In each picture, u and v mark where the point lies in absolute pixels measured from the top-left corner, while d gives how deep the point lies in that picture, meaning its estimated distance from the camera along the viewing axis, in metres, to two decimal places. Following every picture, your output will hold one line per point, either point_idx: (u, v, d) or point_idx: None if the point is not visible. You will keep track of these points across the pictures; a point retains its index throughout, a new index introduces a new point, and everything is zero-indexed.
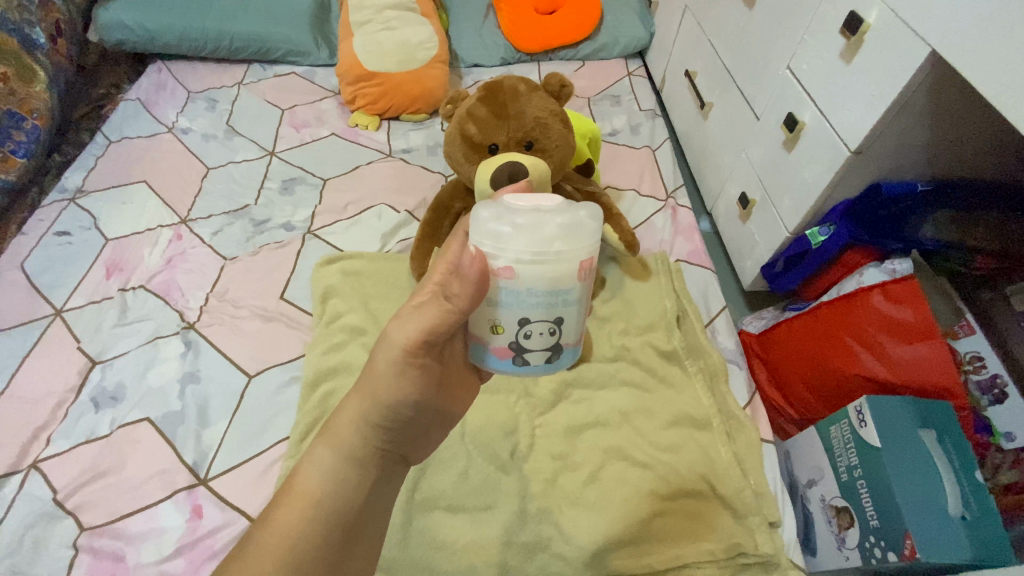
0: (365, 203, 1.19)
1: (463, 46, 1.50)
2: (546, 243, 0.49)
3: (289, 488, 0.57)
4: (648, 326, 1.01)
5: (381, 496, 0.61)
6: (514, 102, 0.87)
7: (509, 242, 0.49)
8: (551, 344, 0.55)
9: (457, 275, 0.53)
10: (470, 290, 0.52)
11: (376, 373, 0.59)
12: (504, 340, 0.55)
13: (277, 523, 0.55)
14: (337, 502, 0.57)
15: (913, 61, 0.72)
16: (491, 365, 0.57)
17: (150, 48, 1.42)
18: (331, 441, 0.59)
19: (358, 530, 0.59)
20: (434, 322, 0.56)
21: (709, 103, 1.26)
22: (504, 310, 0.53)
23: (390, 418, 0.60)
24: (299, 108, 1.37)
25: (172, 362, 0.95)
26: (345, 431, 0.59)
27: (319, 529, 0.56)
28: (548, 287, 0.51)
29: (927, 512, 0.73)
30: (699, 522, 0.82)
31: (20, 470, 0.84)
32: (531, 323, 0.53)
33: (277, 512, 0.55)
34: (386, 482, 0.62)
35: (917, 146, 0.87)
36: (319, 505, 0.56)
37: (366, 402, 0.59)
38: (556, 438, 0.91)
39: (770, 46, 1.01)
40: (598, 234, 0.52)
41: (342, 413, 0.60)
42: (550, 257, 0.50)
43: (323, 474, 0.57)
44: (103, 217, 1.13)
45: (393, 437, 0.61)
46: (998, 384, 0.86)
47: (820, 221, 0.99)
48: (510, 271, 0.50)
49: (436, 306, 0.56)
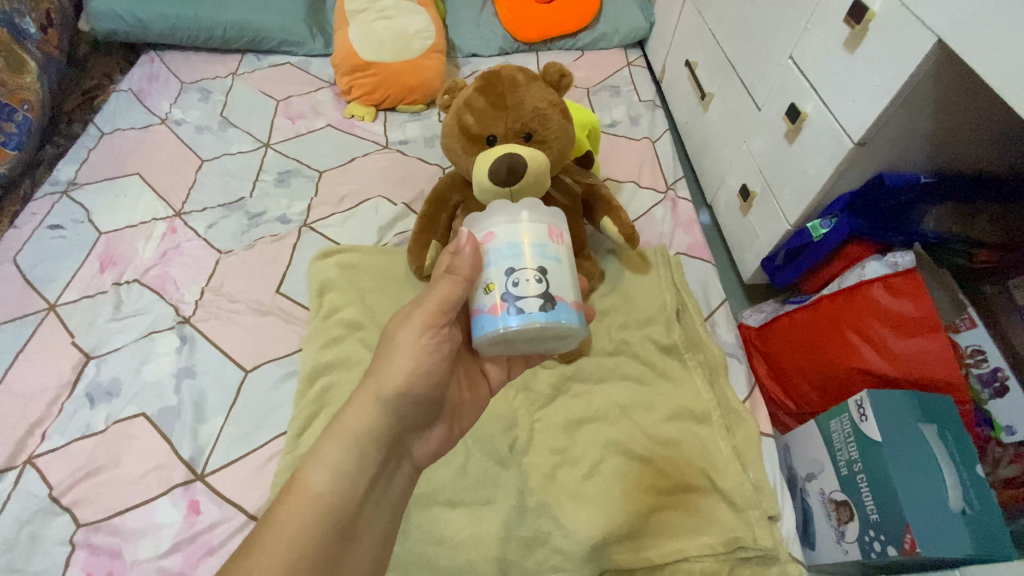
0: (361, 196, 1.17)
1: (460, 36, 1.48)
2: (515, 206, 0.58)
3: (293, 487, 0.55)
4: (648, 320, 1.00)
5: (385, 494, 0.60)
6: (513, 92, 0.86)
7: (486, 218, 0.60)
8: (541, 291, 0.55)
9: (454, 255, 0.59)
10: (471, 260, 0.58)
11: (387, 357, 0.60)
12: (494, 292, 0.56)
13: (281, 521, 0.53)
14: (341, 497, 0.56)
15: (920, 50, 0.71)
16: (488, 331, 0.56)
17: (141, 38, 1.39)
18: (337, 437, 0.58)
19: (359, 524, 0.57)
20: (445, 297, 0.58)
21: (710, 93, 1.24)
22: (491, 267, 0.57)
23: (398, 405, 0.60)
24: (294, 99, 1.35)
25: (167, 357, 0.94)
26: (352, 425, 0.58)
27: (322, 526, 0.54)
28: (525, 240, 0.57)
29: (928, 507, 0.73)
30: (698, 516, 0.82)
31: (15, 466, 0.83)
32: (516, 272, 0.56)
33: (280, 510, 0.54)
34: (388, 474, 0.61)
35: (922, 137, 0.85)
36: (324, 502, 0.55)
37: (375, 391, 0.59)
38: (555, 433, 0.90)
39: (773, 35, 0.99)
40: (563, 219, 0.62)
41: (350, 409, 0.59)
42: (520, 216, 0.58)
43: (328, 471, 0.56)
44: (96, 211, 1.11)
45: (398, 431, 0.61)
46: (999, 377, 0.85)
47: (822, 213, 0.98)
48: (490, 236, 0.58)
49: (444, 281, 0.59)
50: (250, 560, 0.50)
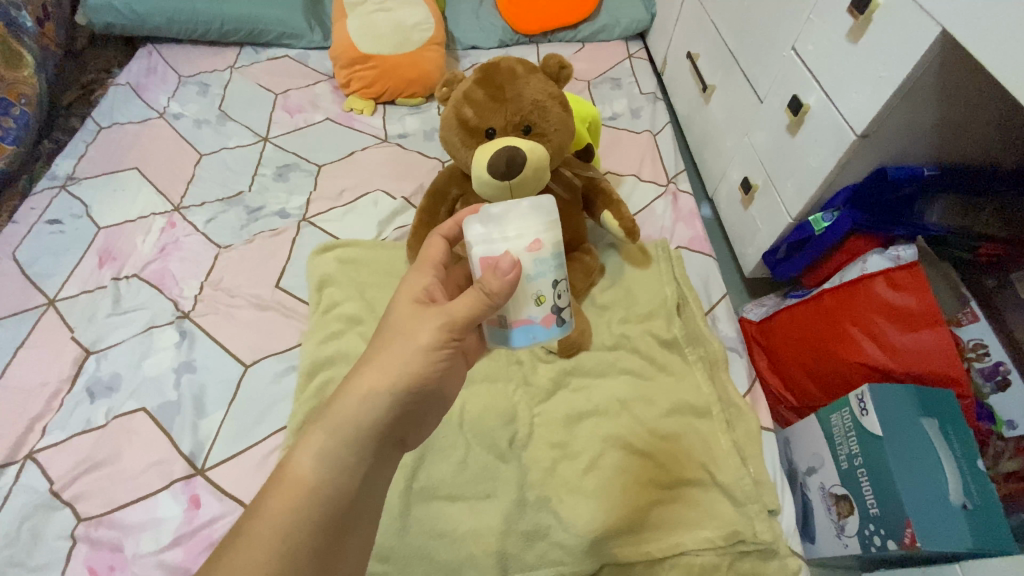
0: (361, 189, 1.17)
1: (460, 29, 1.47)
2: (551, 211, 0.59)
3: (283, 477, 0.55)
4: (648, 314, 1.00)
5: (378, 485, 0.60)
6: (512, 84, 0.85)
7: (525, 224, 0.58)
8: (569, 297, 0.63)
9: (489, 271, 0.57)
10: (507, 287, 0.56)
11: (390, 349, 0.58)
12: (548, 305, 0.61)
13: (270, 512, 0.53)
14: (333, 491, 0.55)
15: (924, 41, 0.70)
16: (539, 339, 0.61)
17: (139, 30, 1.38)
18: (330, 428, 0.56)
19: (350, 520, 0.57)
20: (469, 312, 0.58)
21: (711, 86, 1.23)
22: (541, 280, 0.59)
23: (402, 405, 0.58)
24: (292, 92, 1.34)
25: (167, 352, 0.94)
26: (349, 419, 0.57)
27: (313, 520, 0.54)
28: (559, 247, 0.61)
29: (930, 502, 0.73)
30: (697, 510, 0.82)
31: (16, 460, 0.83)
32: (559, 283, 0.61)
33: (269, 501, 0.53)
34: (383, 469, 0.60)
35: (925, 128, 0.84)
36: (315, 496, 0.54)
37: (378, 387, 0.57)
38: (555, 427, 0.89)
39: (774, 26, 0.98)
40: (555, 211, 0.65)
41: (347, 399, 0.57)
42: (553, 221, 0.60)
43: (320, 464, 0.55)
44: (95, 205, 1.11)
45: (396, 425, 0.59)
46: (1001, 371, 0.85)
47: (825, 206, 0.97)
48: (537, 244, 0.58)
49: (469, 295, 0.58)
50: (239, 553, 0.50)
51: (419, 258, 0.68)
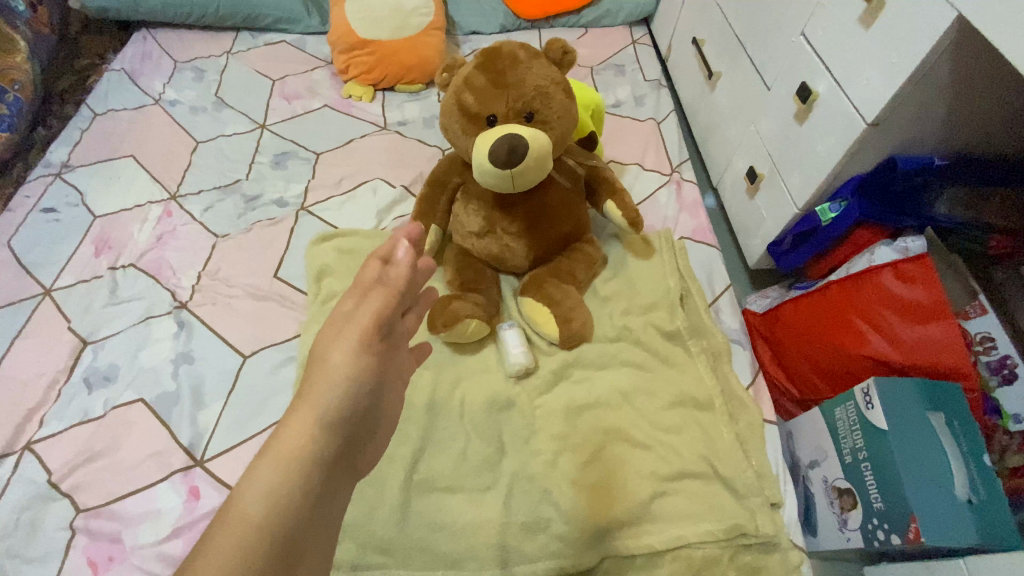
0: (360, 178, 1.15)
1: (461, 13, 1.44)
2: None
3: (223, 515, 0.46)
4: (651, 305, 0.98)
5: (330, 514, 0.52)
6: (514, 69, 0.83)
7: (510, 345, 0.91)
8: None
9: (385, 266, 0.59)
10: (405, 270, 0.59)
11: (323, 371, 0.54)
12: (529, 354, 0.91)
13: (212, 552, 0.44)
14: (284, 525, 0.47)
15: (938, 28, 0.68)
16: None
17: (134, 15, 1.36)
18: (273, 458, 0.49)
19: (306, 556, 0.49)
20: (381, 305, 0.56)
21: (717, 73, 1.21)
22: None
23: (342, 423, 0.53)
24: (290, 78, 1.32)
25: (165, 342, 0.93)
26: (291, 443, 0.51)
27: (263, 555, 0.45)
28: None
29: (935, 496, 0.72)
30: (700, 503, 0.81)
31: (15, 451, 0.83)
32: None
33: (208, 542, 0.45)
34: (337, 499, 0.53)
35: (938, 116, 0.82)
36: (265, 530, 0.46)
37: (312, 408, 0.52)
38: (555, 419, 0.88)
39: (784, 12, 0.96)
40: (517, 357, 0.90)
41: (285, 427, 0.51)
42: None
43: (267, 495, 0.47)
44: (90, 193, 1.10)
45: (341, 447, 0.53)
46: (1009, 365, 0.84)
47: (832, 197, 0.95)
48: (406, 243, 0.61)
49: (375, 291, 0.57)
50: None
51: (355, 280, 0.58)
